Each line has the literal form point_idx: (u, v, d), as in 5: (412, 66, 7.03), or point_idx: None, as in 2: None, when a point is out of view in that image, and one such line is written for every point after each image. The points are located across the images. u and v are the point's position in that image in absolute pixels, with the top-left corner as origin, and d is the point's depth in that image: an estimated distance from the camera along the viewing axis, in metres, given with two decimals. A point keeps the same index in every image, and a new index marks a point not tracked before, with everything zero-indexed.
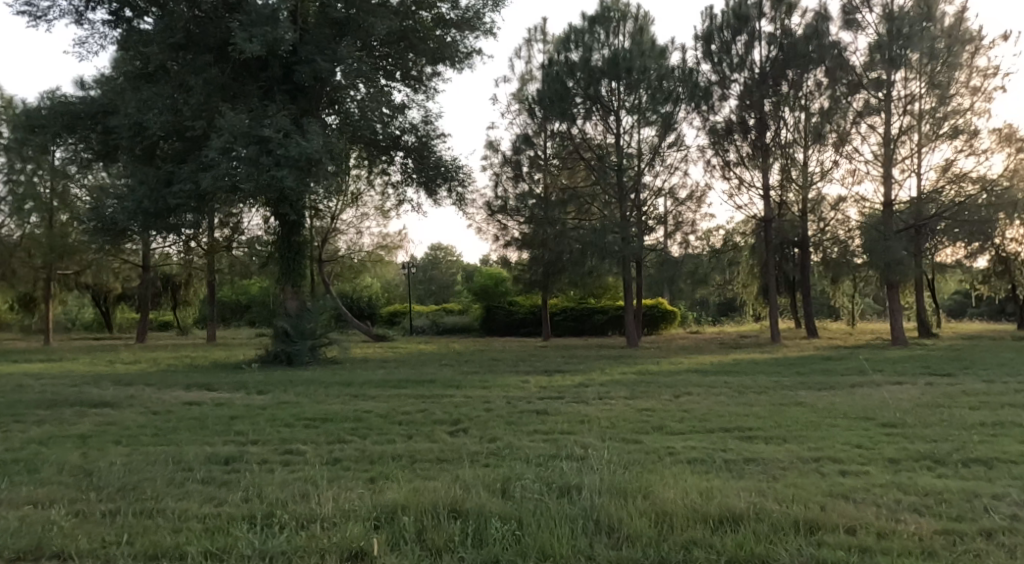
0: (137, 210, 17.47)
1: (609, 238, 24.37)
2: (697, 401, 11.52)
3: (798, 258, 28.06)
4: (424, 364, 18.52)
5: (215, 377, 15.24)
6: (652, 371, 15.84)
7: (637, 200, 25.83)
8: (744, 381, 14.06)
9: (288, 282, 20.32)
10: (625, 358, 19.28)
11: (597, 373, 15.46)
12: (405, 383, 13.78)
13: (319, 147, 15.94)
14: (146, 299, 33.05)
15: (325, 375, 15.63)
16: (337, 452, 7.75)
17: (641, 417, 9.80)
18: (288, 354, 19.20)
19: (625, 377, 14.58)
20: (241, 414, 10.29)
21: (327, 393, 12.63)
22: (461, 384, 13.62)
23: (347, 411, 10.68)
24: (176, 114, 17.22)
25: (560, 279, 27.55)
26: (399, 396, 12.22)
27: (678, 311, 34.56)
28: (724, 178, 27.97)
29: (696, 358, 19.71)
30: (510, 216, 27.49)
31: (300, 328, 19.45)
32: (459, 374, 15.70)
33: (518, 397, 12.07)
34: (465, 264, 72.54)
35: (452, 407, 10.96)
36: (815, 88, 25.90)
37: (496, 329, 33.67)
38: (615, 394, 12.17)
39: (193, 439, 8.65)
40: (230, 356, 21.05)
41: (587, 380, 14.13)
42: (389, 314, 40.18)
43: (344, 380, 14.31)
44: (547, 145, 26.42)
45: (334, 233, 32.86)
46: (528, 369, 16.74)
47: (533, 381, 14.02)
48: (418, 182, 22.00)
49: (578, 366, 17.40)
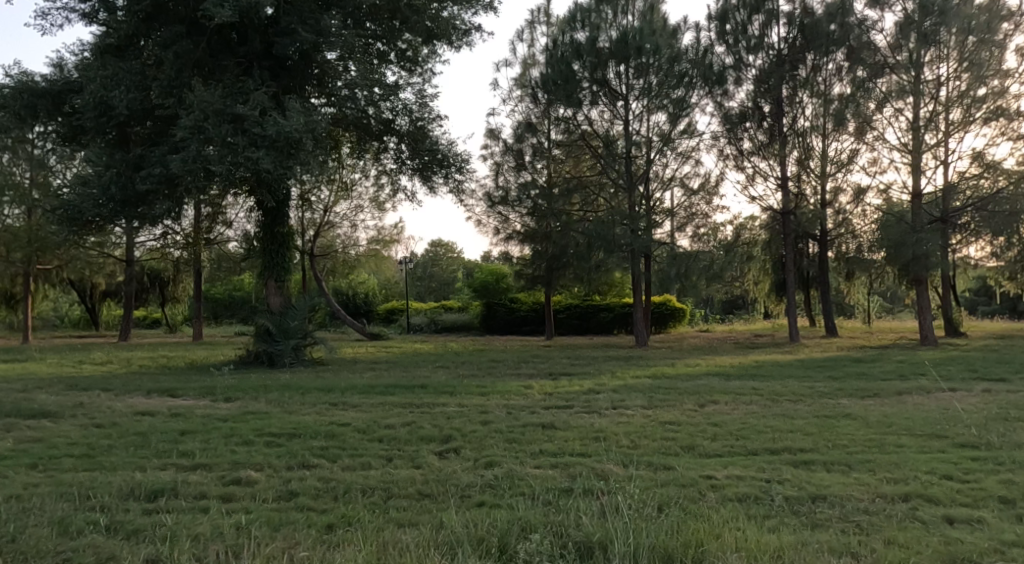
0: (103, 198, 15.89)
1: (616, 231, 22.88)
2: (726, 411, 10.01)
3: (817, 252, 26.52)
4: (417, 365, 17.02)
5: (183, 382, 13.75)
6: (669, 376, 14.30)
7: (646, 192, 24.41)
8: (774, 386, 12.54)
9: (272, 276, 18.81)
10: (637, 361, 17.77)
11: (608, 377, 13.98)
12: (393, 390, 12.24)
13: (300, 126, 14.23)
14: (131, 296, 31.49)
15: (306, 379, 14.12)
16: (297, 483, 6.23)
17: (667, 434, 8.28)
18: (271, 355, 17.71)
19: (640, 382, 13.08)
20: (196, 428, 8.79)
21: (303, 401, 11.11)
22: (455, 390, 12.11)
23: (321, 424, 9.18)
24: (145, 91, 15.64)
25: (564, 275, 26.01)
26: (384, 406, 10.69)
27: (688, 308, 33.04)
28: (737, 168, 26.41)
29: (713, 359, 18.22)
30: (511, 208, 25.78)
31: (284, 326, 17.92)
32: (455, 378, 14.18)
33: (520, 406, 10.54)
34: (467, 262, 71.02)
35: (444, 419, 9.44)
36: (835, 73, 24.42)
37: (497, 327, 32.16)
38: (631, 403, 10.64)
39: (128, 462, 7.16)
40: (209, 357, 19.55)
41: (599, 386, 12.62)
42: (386, 312, 38.63)
43: (325, 386, 12.80)
44: (551, 132, 24.80)
45: (327, 226, 31.31)
46: (532, 372, 15.22)
47: (537, 388, 12.50)
48: (412, 170, 20.53)
49: (586, 368, 15.91)
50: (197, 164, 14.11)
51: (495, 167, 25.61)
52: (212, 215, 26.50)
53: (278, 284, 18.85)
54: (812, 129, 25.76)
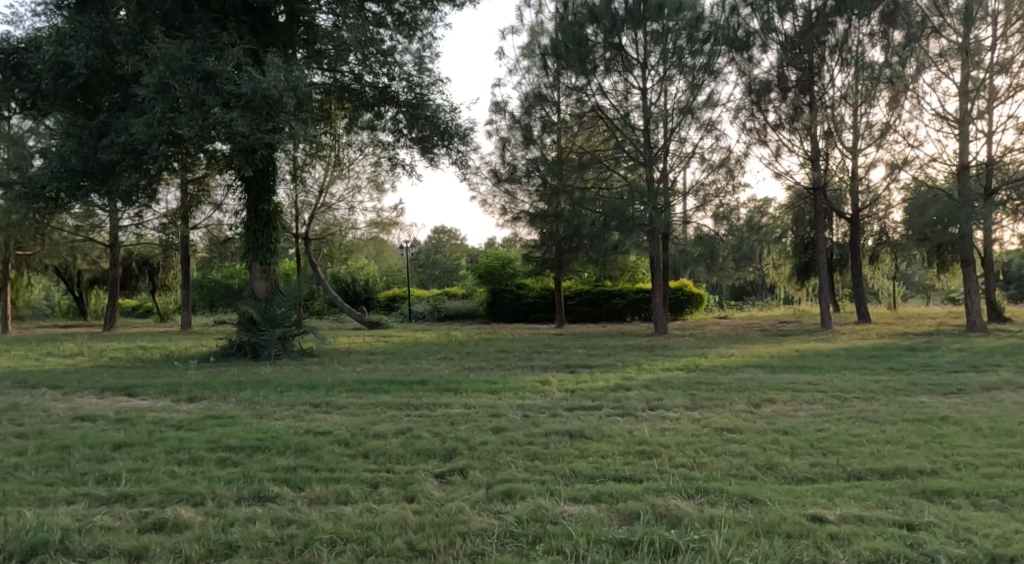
0: (61, 169, 14.01)
1: (633, 208, 21.07)
2: (789, 414, 8.27)
3: (852, 236, 24.61)
4: (416, 357, 15.26)
5: (149, 376, 12.02)
6: (705, 367, 12.57)
7: (665, 167, 22.46)
8: (829, 380, 10.80)
9: (256, 260, 17.03)
10: (661, 351, 16.00)
11: (634, 370, 12.28)
12: (388, 386, 10.52)
13: (279, 83, 12.42)
14: (116, 282, 29.86)
15: (289, 372, 12.40)
16: (242, 530, 4.52)
17: (732, 447, 6.51)
18: (255, 346, 15.98)
19: (673, 376, 11.36)
20: (136, 439, 7.05)
21: (281, 402, 9.35)
22: (460, 386, 10.36)
23: (296, 434, 7.44)
24: (107, 47, 13.75)
25: (576, 257, 24.22)
26: (377, 407, 8.96)
27: (706, 293, 31.29)
28: (762, 143, 24.57)
29: (745, 349, 16.47)
30: (518, 185, 23.92)
31: (269, 313, 16.18)
32: (460, 372, 12.44)
33: (539, 408, 8.80)
34: (469, 249, 69.48)
35: (447, 426, 7.69)
36: (869, 37, 22.53)
37: (503, 314, 30.43)
38: (672, 403, 8.90)
39: (28, 491, 5.41)
40: (189, 347, 17.81)
41: (628, 381, 10.86)
42: (387, 299, 36.76)
43: (311, 380, 11.09)
44: (561, 103, 22.90)
45: (323, 208, 29.60)
46: (547, 365, 13.50)
47: (556, 383, 10.76)
48: (411, 142, 18.67)
49: (606, 360, 14.17)
50: (163, 126, 12.27)
51: (501, 142, 23.70)
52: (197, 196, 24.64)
53: (264, 267, 17.07)
54: (844, 100, 23.91)
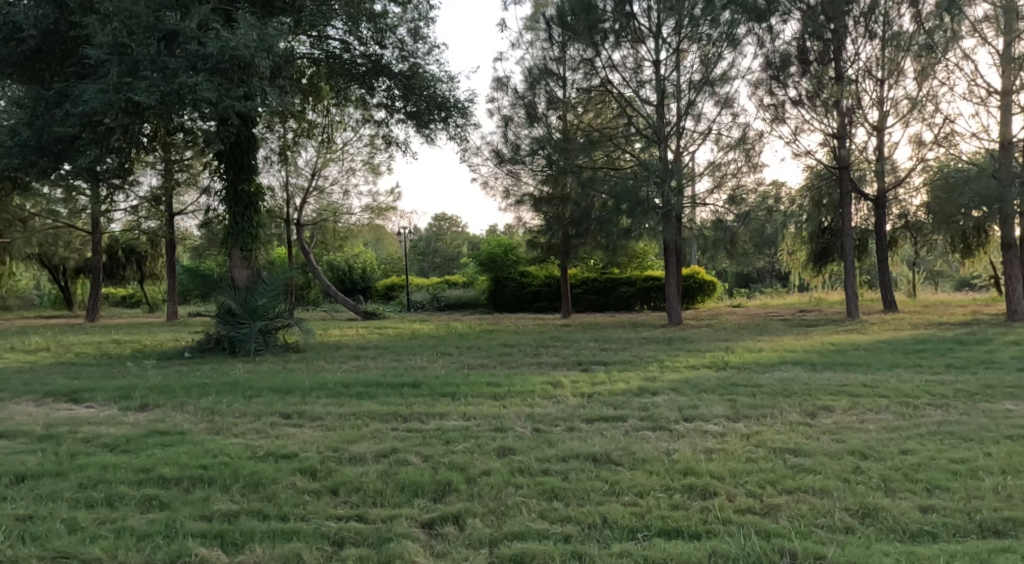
0: (11, 143, 12.44)
1: (646, 189, 19.54)
2: (853, 427, 6.86)
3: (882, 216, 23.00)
4: (411, 352, 13.84)
5: (106, 377, 10.61)
6: (737, 365, 11.11)
7: (679, 145, 20.95)
8: (886, 381, 9.35)
9: (236, 246, 15.59)
10: (681, 344, 14.57)
11: (656, 369, 10.87)
12: (375, 389, 9.10)
13: (250, 42, 10.94)
14: (98, 270, 28.43)
15: (266, 373, 11.00)
16: None
17: (803, 478, 5.10)
18: (233, 340, 14.53)
19: (702, 377, 9.90)
20: (51, 467, 5.65)
21: (248, 412, 7.91)
22: (458, 390, 8.93)
23: (254, 457, 6.05)
24: (61, 5, 12.18)
25: (583, 244, 22.77)
26: (361, 419, 7.54)
27: (718, 281, 29.82)
28: (780, 120, 23.08)
29: (773, 340, 15.02)
30: (522, 166, 22.44)
31: (250, 303, 14.79)
32: (459, 371, 11.01)
33: (552, 420, 7.37)
34: (471, 237, 67.96)
35: (442, 446, 6.26)
36: (897, 6, 20.99)
37: (505, 304, 29.00)
38: (711, 414, 7.46)
39: None
40: (165, 341, 16.39)
41: (652, 384, 9.41)
42: (384, 287, 35.23)
43: (287, 383, 9.65)
44: (568, 78, 21.35)
45: (316, 192, 28.18)
46: (556, 363, 12.05)
47: (570, 387, 9.31)
48: (405, 117, 17.17)
49: (621, 356, 12.75)
50: (120, 93, 10.79)
51: (502, 119, 22.14)
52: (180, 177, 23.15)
53: (244, 256, 15.60)
54: (869, 73, 22.36)
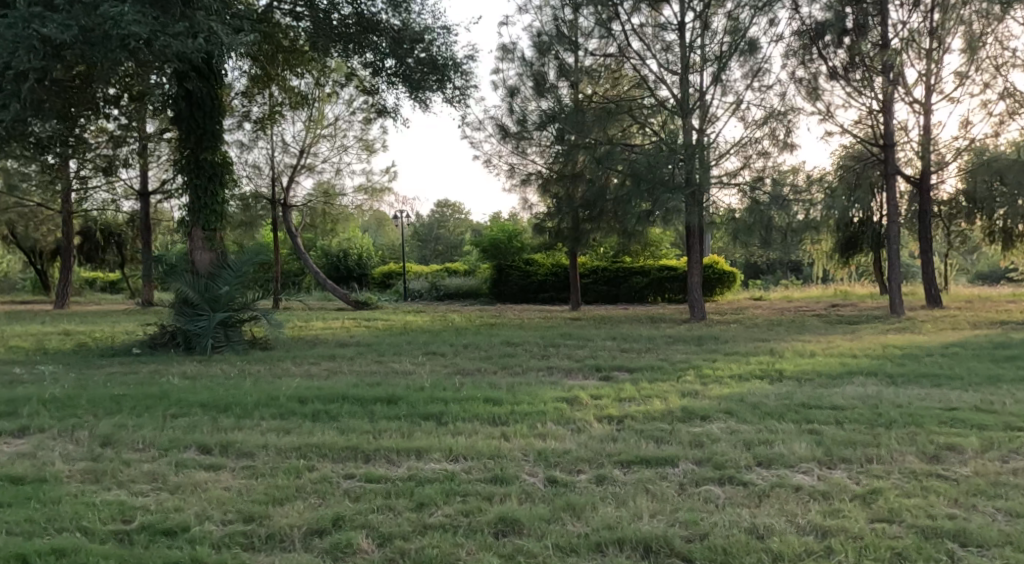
0: None
1: (669, 167, 17.39)
2: (1013, 485, 4.72)
3: (925, 199, 20.69)
4: (397, 351, 11.76)
5: (12, 382, 8.55)
6: (797, 376, 8.94)
7: (704, 119, 18.73)
8: (1005, 402, 7.14)
9: (197, 225, 13.42)
10: (714, 344, 12.45)
11: (695, 380, 8.75)
12: (339, 407, 7.00)
13: None
14: (70, 253, 26.37)
15: (212, 379, 8.89)
16: None
17: None
18: (188, 335, 12.42)
19: (760, 394, 7.77)
20: None
21: (154, 442, 5.81)
22: (446, 410, 6.81)
23: (124, 535, 4.00)
24: None
25: (594, 229, 20.61)
26: (305, 459, 5.46)
27: (738, 271, 27.68)
28: (814, 94, 20.89)
29: (821, 341, 12.89)
30: (530, 139, 20.25)
31: (211, 292, 12.73)
32: (450, 379, 8.88)
33: (571, 465, 5.27)
34: (472, 224, 65.70)
35: (408, 513, 4.23)
36: None
37: (509, 294, 26.88)
38: (792, 456, 5.36)
39: None
40: (118, 333, 14.31)
41: (698, 403, 7.27)
42: (380, 275, 33.08)
43: (229, 395, 7.55)
44: (583, 43, 19.10)
45: (305, 171, 26.08)
46: (570, 370, 9.90)
47: (592, 407, 7.20)
48: (400, 83, 15.12)
49: (646, 360, 10.66)
50: (29, 27, 8.73)
51: (508, 90, 20.01)
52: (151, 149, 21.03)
53: (206, 235, 13.47)
54: (915, 42, 20.12)
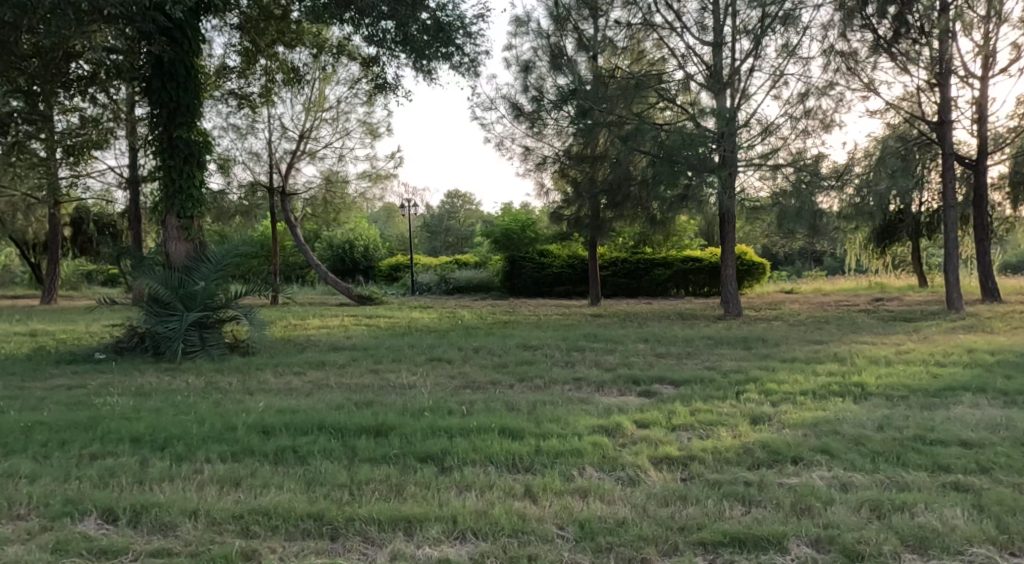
0: None
1: (701, 147, 15.63)
2: None
3: (979, 183, 18.85)
4: (396, 357, 10.13)
5: None
6: (887, 394, 7.24)
7: (740, 94, 16.95)
8: None
9: (170, 211, 11.75)
10: (764, 348, 10.80)
11: (759, 401, 7.10)
12: (310, 444, 5.36)
13: None
14: (56, 246, 24.77)
15: (167, 398, 7.27)
16: None
17: None
18: (158, 338, 10.82)
19: (852, 422, 6.10)
20: None
21: (48, 504, 4.21)
22: (452, 449, 5.18)
23: None
24: None
25: (615, 219, 18.87)
26: (247, 540, 3.84)
27: (768, 263, 25.97)
28: (857, 69, 19.08)
29: (886, 343, 11.19)
30: (547, 119, 18.57)
31: (185, 288, 11.05)
32: (459, 396, 7.24)
33: (626, 550, 3.70)
34: (484, 215, 63.98)
35: None
36: None
37: (523, 288, 25.25)
38: (949, 535, 3.74)
39: None
40: (85, 334, 12.71)
41: (781, 437, 5.60)
42: (387, 267, 31.37)
43: (175, 424, 5.91)
44: (608, 11, 17.32)
45: (305, 156, 24.48)
46: (604, 383, 8.23)
47: (642, 444, 5.53)
48: (403, 52, 13.46)
49: (691, 370, 9.02)
50: None
51: (522, 66, 18.29)
52: (126, 133, 19.42)
53: (181, 224, 11.79)
54: (971, 9, 18.25)
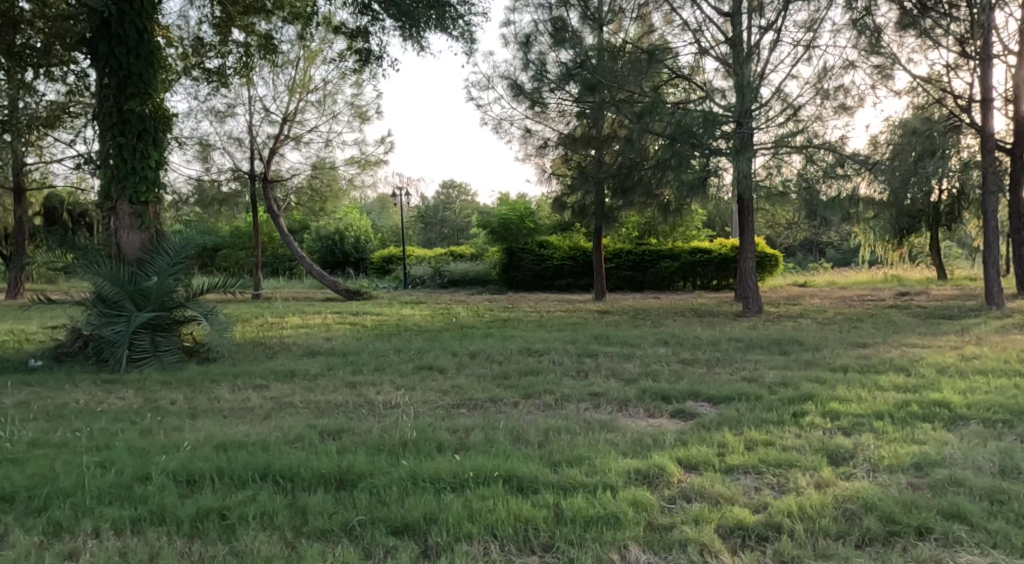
0: None
1: (719, 127, 14.14)
2: None
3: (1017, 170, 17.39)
4: (378, 364, 8.68)
5: None
6: (984, 420, 5.83)
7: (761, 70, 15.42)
8: None
9: (122, 195, 10.21)
10: (804, 354, 9.40)
11: (826, 429, 5.69)
12: (242, 504, 3.97)
13: None
14: (22, 237, 23.13)
15: (85, 424, 5.82)
16: None
17: None
18: (102, 343, 9.32)
19: (964, 465, 4.68)
20: None
21: None
22: (441, 519, 3.80)
23: None
24: None
25: (622, 206, 17.40)
26: None
27: (780, 254, 24.55)
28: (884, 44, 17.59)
29: (942, 347, 9.80)
30: (548, 98, 17.02)
31: (135, 284, 9.54)
32: (452, 422, 5.82)
33: None
34: (479, 206, 62.46)
35: None
36: None
37: (521, 281, 23.76)
38: None
39: None
40: (27, 336, 11.20)
41: (881, 489, 4.22)
42: (379, 260, 29.75)
43: (72, 467, 4.48)
44: None
45: (290, 141, 22.94)
46: (628, 401, 6.75)
47: (696, 500, 4.13)
48: (389, 17, 11.90)
49: (728, 382, 7.59)
50: None
51: (522, 40, 16.72)
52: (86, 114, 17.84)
53: (133, 210, 10.22)
54: None
